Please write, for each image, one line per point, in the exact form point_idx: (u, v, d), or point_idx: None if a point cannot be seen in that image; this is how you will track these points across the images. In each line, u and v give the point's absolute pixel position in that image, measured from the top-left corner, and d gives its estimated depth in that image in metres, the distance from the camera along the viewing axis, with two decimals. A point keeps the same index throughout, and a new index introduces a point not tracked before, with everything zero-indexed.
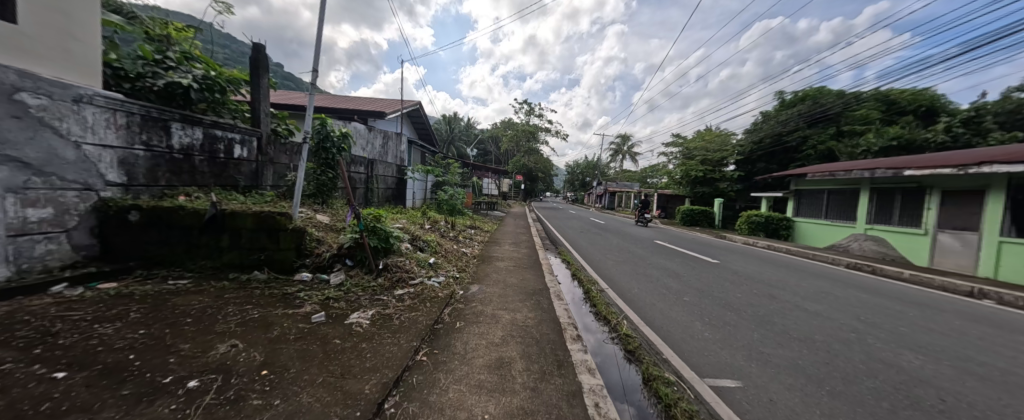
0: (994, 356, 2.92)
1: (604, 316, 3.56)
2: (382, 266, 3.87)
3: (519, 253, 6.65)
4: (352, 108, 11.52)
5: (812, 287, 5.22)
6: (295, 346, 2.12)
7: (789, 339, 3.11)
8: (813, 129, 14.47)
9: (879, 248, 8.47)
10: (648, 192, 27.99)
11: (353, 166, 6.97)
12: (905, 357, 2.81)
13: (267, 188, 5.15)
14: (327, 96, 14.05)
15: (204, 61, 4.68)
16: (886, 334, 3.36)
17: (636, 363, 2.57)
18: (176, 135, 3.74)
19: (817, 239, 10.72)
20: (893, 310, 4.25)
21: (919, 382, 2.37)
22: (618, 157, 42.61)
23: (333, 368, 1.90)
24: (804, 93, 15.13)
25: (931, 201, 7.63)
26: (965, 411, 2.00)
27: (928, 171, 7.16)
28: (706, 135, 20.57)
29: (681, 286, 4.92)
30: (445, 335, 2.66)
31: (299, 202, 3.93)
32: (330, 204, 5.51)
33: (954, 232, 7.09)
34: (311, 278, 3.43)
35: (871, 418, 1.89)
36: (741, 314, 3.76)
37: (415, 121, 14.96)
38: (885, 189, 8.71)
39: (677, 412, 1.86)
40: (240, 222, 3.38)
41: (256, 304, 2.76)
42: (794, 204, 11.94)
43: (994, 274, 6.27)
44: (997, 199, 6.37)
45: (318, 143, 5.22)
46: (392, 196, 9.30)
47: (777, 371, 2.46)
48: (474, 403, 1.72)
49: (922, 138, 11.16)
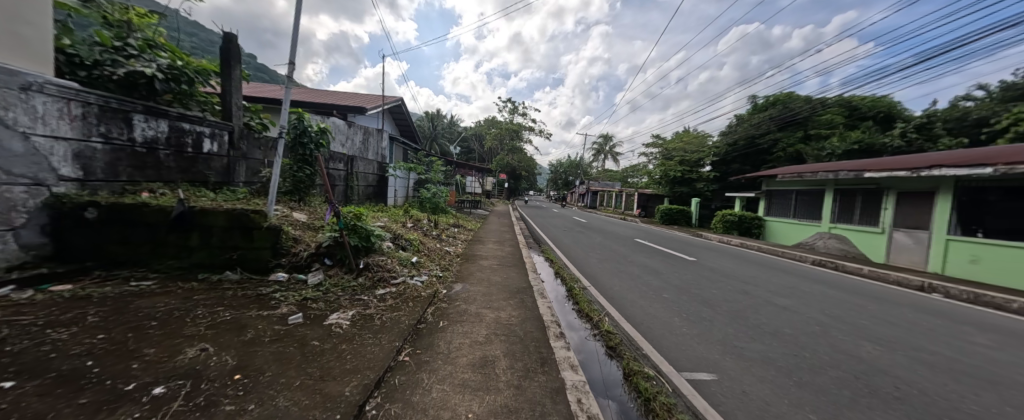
0: (941, 346, 3.20)
1: (586, 313, 3.63)
2: (363, 265, 3.78)
3: (503, 251, 6.69)
4: (331, 101, 11.13)
5: (781, 283, 5.51)
6: (270, 349, 2.05)
7: (762, 333, 3.27)
8: (783, 132, 15.23)
9: (842, 246, 9.01)
10: (628, 191, 28.64)
11: (331, 163, 6.74)
12: (864, 348, 3.03)
13: (240, 184, 4.91)
14: (304, 90, 13.55)
15: (170, 50, 4.40)
16: (847, 327, 3.60)
17: (617, 358, 2.64)
18: (138, 128, 3.51)
19: (785, 237, 11.30)
20: (853, 304, 4.57)
21: (877, 371, 2.56)
22: (600, 157, 43.44)
23: (311, 371, 1.85)
24: (774, 98, 16.12)
25: (888, 202, 8.20)
26: (919, 399, 2.18)
27: (885, 173, 7.71)
28: (684, 136, 21.28)
29: (661, 283, 5.07)
30: (429, 335, 2.63)
31: (275, 199, 3.78)
32: (308, 201, 5.32)
33: (907, 230, 7.67)
34: (287, 278, 3.33)
35: (835, 407, 2.03)
36: (717, 310, 3.92)
37: (397, 118, 14.72)
38: (847, 189, 9.30)
39: (656, 406, 1.93)
40: (211, 221, 3.23)
41: (229, 305, 2.64)
42: (765, 203, 12.50)
43: (941, 269, 6.85)
44: (944, 200, 6.93)
45: (295, 138, 4.98)
46: (373, 194, 9.05)
47: (750, 364, 2.59)
48: (458, 402, 1.73)
49: (881, 143, 12.03)
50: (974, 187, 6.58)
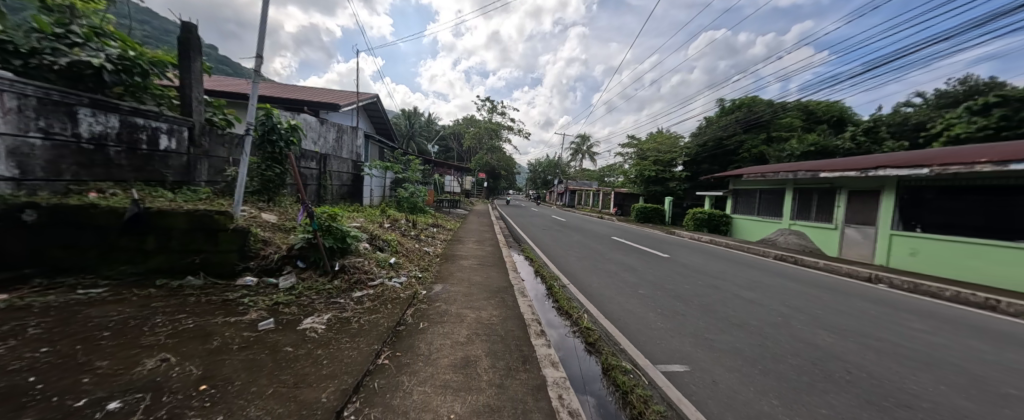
0: (884, 332, 3.53)
1: (566, 311, 3.71)
2: (338, 268, 3.67)
3: (483, 251, 6.69)
4: (301, 97, 10.65)
5: (747, 277, 5.86)
6: (239, 357, 1.95)
7: (729, 325, 3.47)
8: (748, 135, 16.18)
9: (800, 241, 9.70)
10: (604, 190, 29.37)
11: (302, 161, 6.46)
12: (820, 336, 3.29)
13: (202, 183, 4.61)
14: (271, 84, 12.87)
15: (121, 39, 4.07)
16: (805, 317, 3.90)
17: (596, 354, 2.73)
18: (85, 122, 3.23)
19: (750, 233, 12.01)
20: (810, 295, 4.94)
21: (831, 357, 2.80)
22: (578, 156, 44.28)
23: (285, 378, 1.79)
24: (740, 101, 17.08)
25: (840, 200, 8.91)
26: (867, 381, 2.41)
27: (838, 173, 8.39)
28: (657, 137, 22.11)
29: (637, 280, 5.26)
30: (409, 337, 2.60)
31: (242, 199, 3.59)
32: (279, 202, 5.07)
33: (857, 226, 8.38)
34: (256, 283, 3.17)
35: (794, 392, 2.20)
36: (689, 304, 4.12)
37: (372, 115, 14.30)
38: (805, 189, 10.02)
39: (633, 398, 2.02)
40: (170, 223, 3.02)
41: (192, 312, 2.49)
42: (732, 202, 13.21)
43: (886, 261, 7.54)
44: (888, 198, 7.63)
45: (263, 135, 4.73)
46: (347, 193, 8.74)
47: (720, 355, 2.76)
48: (440, 403, 1.73)
49: (833, 145, 13.06)
50: (912, 186, 7.28)
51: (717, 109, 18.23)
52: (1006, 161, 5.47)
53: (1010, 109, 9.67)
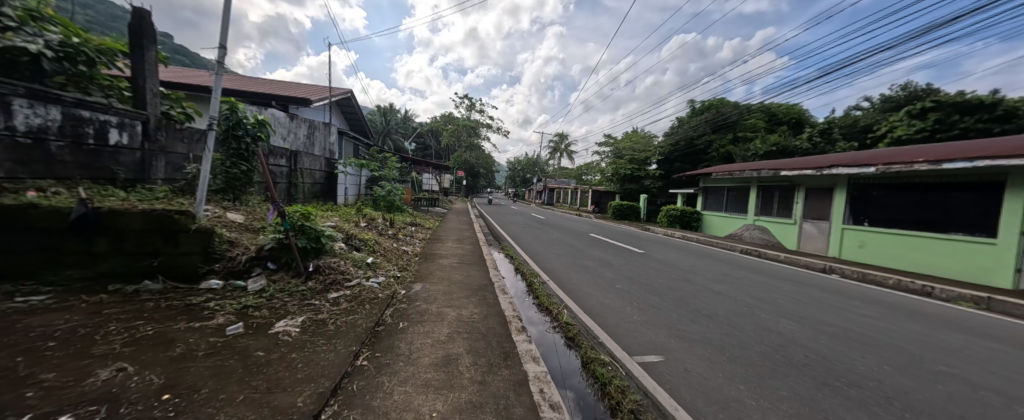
0: (836, 319, 3.86)
1: (546, 307, 3.78)
2: (312, 268, 3.55)
3: (463, 249, 6.66)
4: (269, 91, 10.11)
5: (716, 270, 6.19)
6: (206, 364, 1.86)
7: (699, 316, 3.67)
8: (716, 135, 17.02)
9: (763, 236, 10.35)
10: (581, 188, 30.00)
11: (271, 158, 6.15)
12: (782, 324, 3.56)
13: (159, 182, 4.29)
14: (234, 77, 12.12)
15: (61, 23, 3.68)
16: (768, 306, 4.18)
17: (575, 348, 2.82)
18: (20, 115, 2.92)
19: (719, 228, 12.66)
20: (772, 286, 5.30)
21: (790, 343, 3.04)
22: (557, 155, 44.88)
23: (257, 384, 1.73)
24: (709, 103, 17.95)
25: (798, 196, 9.59)
26: (822, 364, 2.64)
27: (796, 172, 9.01)
28: (632, 136, 22.80)
29: (614, 275, 5.42)
30: (389, 337, 2.57)
31: (204, 198, 3.40)
32: (246, 201, 4.81)
33: (813, 221, 9.05)
34: (222, 286, 3.02)
35: (758, 377, 2.37)
36: (663, 297, 4.31)
37: (346, 111, 13.81)
38: (768, 186, 10.69)
39: (610, 389, 2.11)
40: (123, 223, 2.80)
41: (151, 318, 2.33)
42: (702, 199, 13.87)
43: (839, 253, 8.21)
44: (840, 195, 8.30)
45: (226, 130, 4.48)
46: (320, 192, 8.41)
47: (692, 345, 2.91)
48: (422, 402, 1.73)
49: (792, 145, 14.01)
50: (860, 184, 7.96)
51: (689, 110, 19.05)
52: (939, 161, 6.08)
53: (942, 113, 10.78)
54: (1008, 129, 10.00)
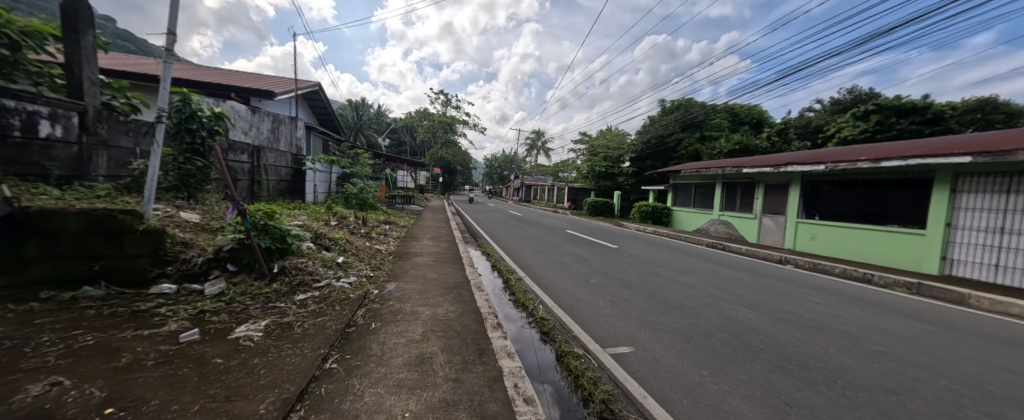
0: (789, 306, 4.17)
1: (522, 303, 3.83)
2: (277, 269, 3.40)
3: (439, 247, 6.59)
4: (227, 82, 9.47)
5: (684, 264, 6.49)
6: (157, 374, 1.74)
7: (668, 308, 3.85)
8: (685, 133, 17.78)
9: (727, 230, 10.97)
10: (558, 185, 30.42)
11: (230, 154, 5.78)
12: (742, 312, 3.80)
13: (101, 179, 3.93)
14: (187, 66, 11.23)
15: None
16: (730, 296, 4.45)
17: (550, 342, 2.88)
18: None
19: (687, 223, 13.26)
20: (734, 277, 5.64)
21: (749, 330, 3.25)
22: (534, 152, 45.19)
23: (214, 392, 1.64)
24: (679, 103, 18.69)
25: (758, 193, 10.22)
26: (776, 348, 2.85)
27: (756, 169, 9.60)
28: (607, 134, 23.35)
29: (589, 270, 5.56)
30: (360, 338, 2.51)
31: (154, 197, 3.16)
32: (202, 200, 4.51)
33: (771, 216, 9.69)
34: (175, 290, 2.82)
35: (720, 363, 2.53)
36: (634, 291, 4.47)
37: (315, 105, 13.20)
38: (731, 183, 11.31)
39: (583, 381, 2.17)
40: (58, 224, 2.54)
41: (92, 327, 2.15)
42: (672, 195, 14.46)
43: (794, 245, 8.86)
44: (795, 191, 8.94)
45: (178, 123, 4.11)
46: (287, 189, 8.01)
47: (661, 335, 3.05)
48: (394, 403, 1.71)
49: (753, 144, 14.90)
50: (812, 180, 8.61)
51: (659, 109, 19.75)
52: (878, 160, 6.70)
53: (882, 116, 11.84)
54: (935, 131, 11.16)
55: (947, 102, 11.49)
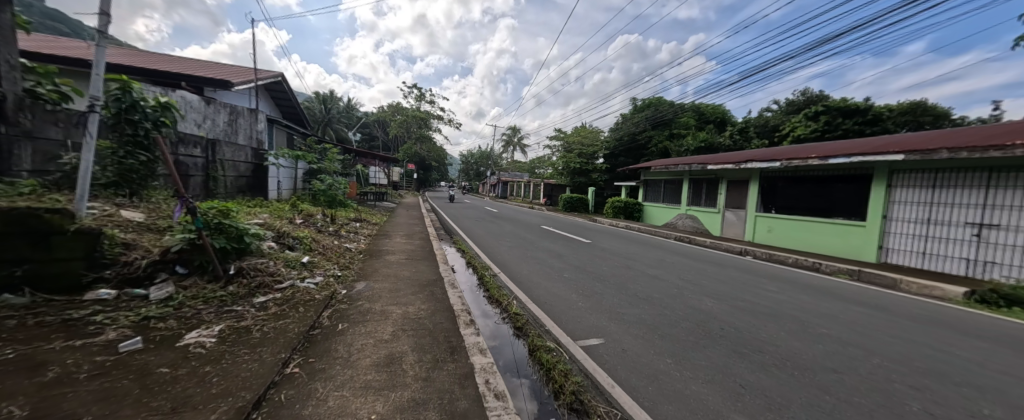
0: (747, 294, 4.44)
1: (496, 299, 3.82)
2: (234, 271, 3.20)
3: (411, 244, 6.45)
4: (177, 70, 8.74)
5: (653, 257, 6.73)
6: (91, 387, 1.59)
7: (637, 300, 3.98)
8: (655, 131, 18.38)
9: (694, 224, 11.49)
10: (534, 181, 30.60)
11: (178, 148, 5.35)
12: (705, 302, 3.99)
13: (24, 174, 3.55)
14: (128, 51, 10.23)
15: None
16: (695, 287, 4.67)
17: (523, 337, 2.90)
18: None
19: (657, 218, 13.77)
20: (699, 269, 5.92)
21: (711, 319, 3.43)
22: (510, 148, 45.20)
23: (158, 404, 1.52)
24: (649, 101, 19.27)
25: (721, 188, 10.77)
26: (734, 334, 3.02)
27: (720, 166, 10.10)
28: (581, 131, 23.73)
29: (563, 265, 5.63)
30: (325, 341, 2.41)
31: (88, 193, 2.89)
32: (148, 197, 4.16)
33: (734, 210, 10.24)
34: (115, 296, 2.58)
35: (684, 351, 2.64)
36: (606, 284, 4.58)
37: (277, 96, 12.48)
38: (697, 179, 11.84)
39: (554, 374, 2.20)
40: None
41: (12, 339, 1.92)
42: (643, 191, 14.94)
43: (753, 238, 9.41)
44: (754, 186, 9.50)
45: (118, 114, 3.74)
46: (247, 186, 7.54)
47: (629, 326, 3.15)
48: (359, 405, 1.66)
49: (717, 142, 15.66)
50: (769, 177, 9.17)
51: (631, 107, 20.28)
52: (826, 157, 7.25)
53: (830, 117, 12.79)
54: (875, 131, 12.21)
55: (885, 105, 12.60)
